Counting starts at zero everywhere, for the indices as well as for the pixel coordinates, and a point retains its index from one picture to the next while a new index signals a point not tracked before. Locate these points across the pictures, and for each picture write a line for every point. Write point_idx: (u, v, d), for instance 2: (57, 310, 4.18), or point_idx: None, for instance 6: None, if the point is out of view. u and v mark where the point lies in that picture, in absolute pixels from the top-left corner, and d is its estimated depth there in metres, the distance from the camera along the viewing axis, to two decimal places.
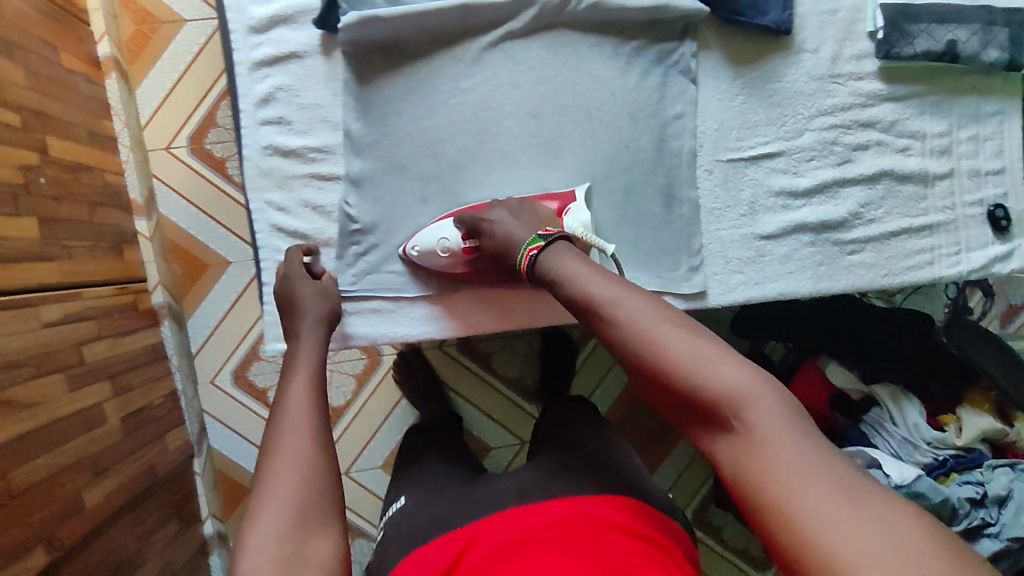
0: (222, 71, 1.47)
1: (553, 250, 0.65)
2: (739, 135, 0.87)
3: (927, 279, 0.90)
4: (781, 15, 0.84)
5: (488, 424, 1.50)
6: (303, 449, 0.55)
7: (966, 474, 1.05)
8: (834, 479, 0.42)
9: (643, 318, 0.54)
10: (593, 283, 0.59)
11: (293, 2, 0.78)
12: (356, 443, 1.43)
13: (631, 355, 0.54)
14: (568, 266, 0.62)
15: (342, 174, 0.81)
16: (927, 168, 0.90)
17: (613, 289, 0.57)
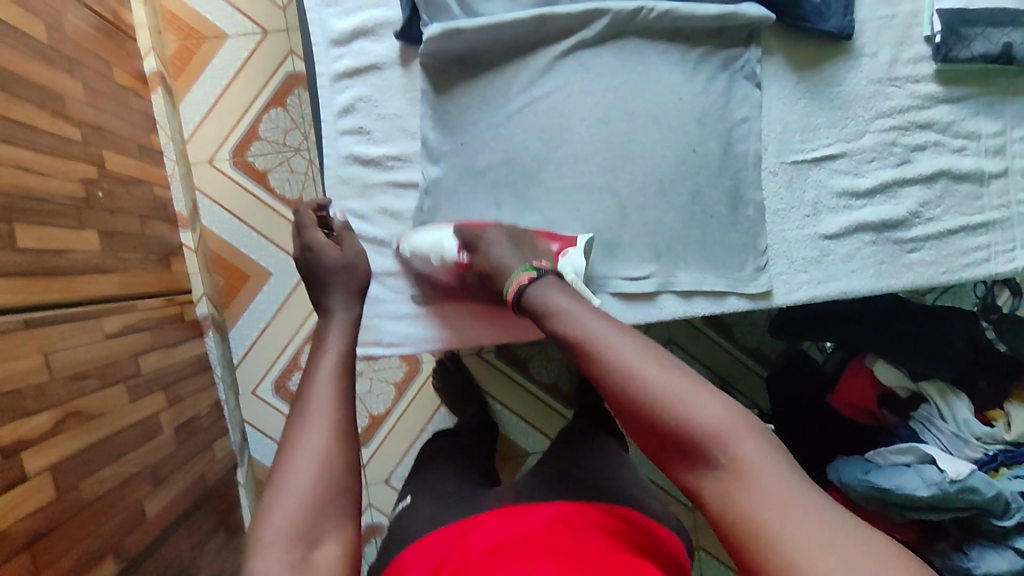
0: (264, 84, 1.49)
1: (535, 286, 0.65)
2: (802, 138, 0.89)
3: (984, 275, 0.93)
4: (843, 21, 0.86)
5: (526, 429, 1.51)
6: (319, 444, 0.54)
7: (1016, 469, 1.07)
8: (819, 518, 0.45)
9: (634, 356, 0.55)
10: (581, 320, 0.59)
11: (373, 14, 0.80)
12: (397, 451, 1.43)
13: (617, 392, 0.55)
14: (553, 300, 0.63)
15: (420, 182, 0.83)
16: (983, 167, 0.92)
17: (598, 325, 0.58)
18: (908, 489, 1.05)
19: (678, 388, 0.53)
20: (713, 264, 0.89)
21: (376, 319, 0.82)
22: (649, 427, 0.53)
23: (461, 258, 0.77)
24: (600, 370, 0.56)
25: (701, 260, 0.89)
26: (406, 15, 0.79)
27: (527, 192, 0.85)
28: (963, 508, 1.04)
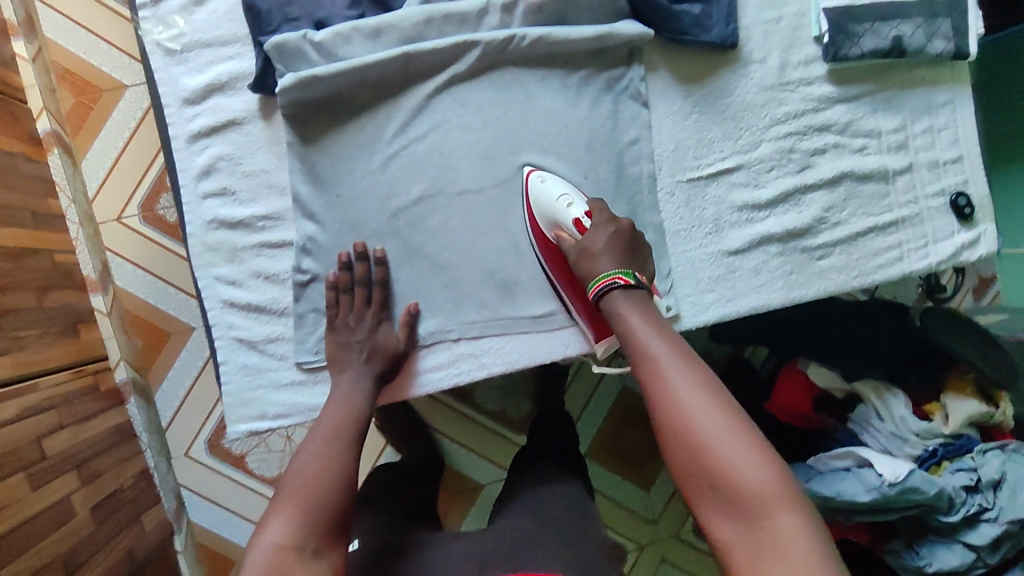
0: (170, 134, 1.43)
1: (623, 298, 0.69)
2: (696, 154, 0.86)
3: (897, 275, 0.91)
4: (726, 30, 0.83)
5: (477, 461, 1.46)
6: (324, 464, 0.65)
7: (957, 462, 1.06)
8: None
9: (701, 391, 0.59)
10: (660, 345, 0.64)
11: (226, 68, 0.75)
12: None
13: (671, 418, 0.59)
14: (634, 320, 0.67)
15: (294, 240, 0.78)
16: (886, 165, 0.90)
17: (671, 357, 0.63)
18: (851, 496, 1.03)
19: (735, 434, 0.57)
20: None
21: (261, 389, 0.78)
22: (690, 458, 0.57)
23: (581, 223, 0.77)
24: (665, 390, 0.60)
25: None
26: (260, 66, 0.74)
27: (414, 238, 0.80)
28: (907, 508, 1.02)
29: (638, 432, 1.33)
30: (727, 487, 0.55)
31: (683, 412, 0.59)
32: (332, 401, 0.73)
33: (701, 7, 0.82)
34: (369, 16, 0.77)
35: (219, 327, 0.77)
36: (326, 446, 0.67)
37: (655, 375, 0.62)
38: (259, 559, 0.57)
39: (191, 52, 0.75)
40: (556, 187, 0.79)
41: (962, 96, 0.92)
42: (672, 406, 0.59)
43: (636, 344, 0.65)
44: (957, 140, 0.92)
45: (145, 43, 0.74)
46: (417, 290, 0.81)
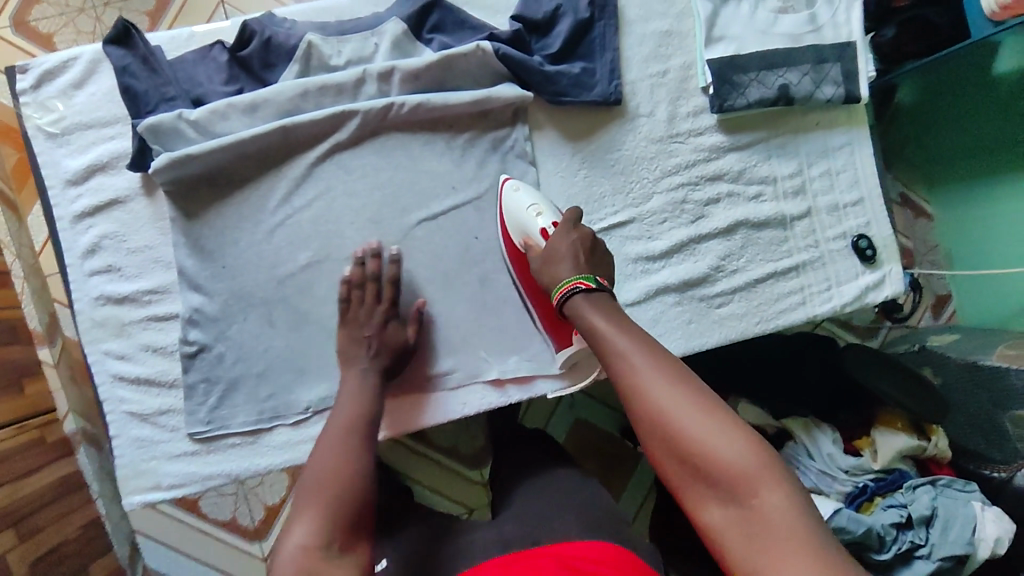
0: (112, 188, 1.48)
1: (585, 302, 0.66)
2: (588, 209, 0.86)
3: (802, 319, 0.90)
4: (608, 87, 0.84)
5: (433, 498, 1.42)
6: (339, 453, 0.63)
7: (888, 498, 1.03)
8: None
9: (675, 380, 0.55)
10: (623, 338, 0.60)
11: (107, 148, 0.77)
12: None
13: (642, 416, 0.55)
14: (597, 320, 0.64)
15: (180, 313, 0.79)
16: (783, 212, 0.90)
17: (634, 351, 0.58)
18: None
19: (717, 419, 0.52)
20: (512, 347, 0.85)
21: (154, 461, 0.79)
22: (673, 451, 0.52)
23: (546, 232, 0.77)
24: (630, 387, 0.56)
25: (498, 345, 0.85)
26: (135, 145, 0.75)
27: (302, 305, 0.81)
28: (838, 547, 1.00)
29: (591, 465, 1.32)
30: (716, 475, 0.50)
31: (658, 404, 0.54)
32: (340, 403, 0.71)
33: (581, 67, 0.84)
34: (246, 91, 0.79)
35: (109, 401, 0.78)
36: (339, 444, 0.64)
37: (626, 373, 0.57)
38: (286, 561, 0.54)
39: (72, 134, 0.77)
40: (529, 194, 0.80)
41: (859, 138, 0.91)
42: (643, 400, 0.55)
43: (602, 344, 0.61)
44: (857, 183, 0.91)
45: (27, 127, 0.76)
46: (305, 358, 0.81)
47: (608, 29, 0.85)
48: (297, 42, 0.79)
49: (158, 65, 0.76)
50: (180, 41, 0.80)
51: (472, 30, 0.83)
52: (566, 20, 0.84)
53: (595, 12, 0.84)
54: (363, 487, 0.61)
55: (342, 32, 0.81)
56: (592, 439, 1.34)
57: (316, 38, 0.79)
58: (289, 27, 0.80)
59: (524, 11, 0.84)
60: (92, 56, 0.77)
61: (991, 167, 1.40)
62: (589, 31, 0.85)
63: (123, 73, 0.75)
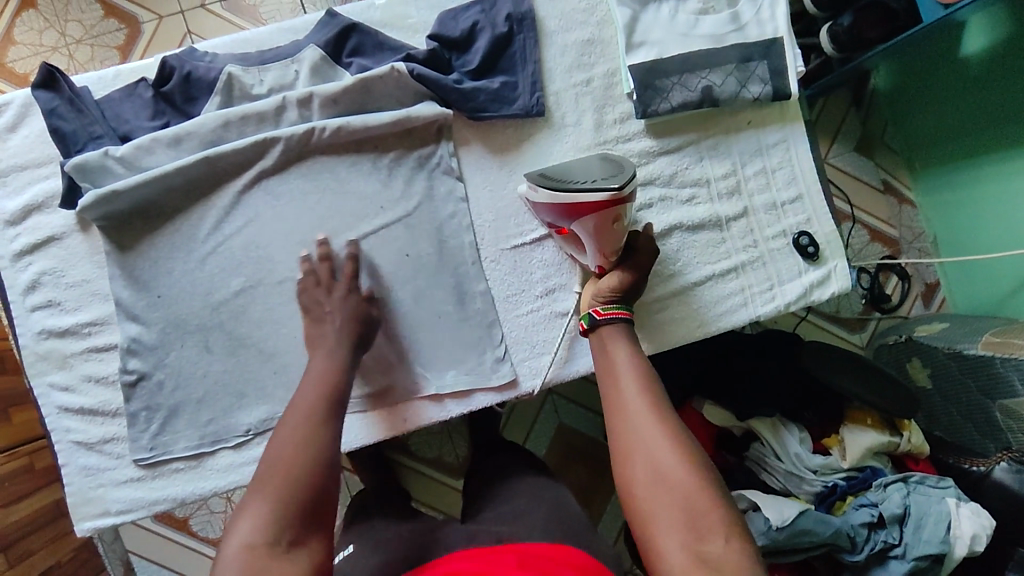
0: None
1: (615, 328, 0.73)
2: (517, 221, 0.87)
3: (742, 321, 0.89)
4: (530, 100, 0.85)
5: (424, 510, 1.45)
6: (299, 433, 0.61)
7: (860, 497, 1.03)
8: None
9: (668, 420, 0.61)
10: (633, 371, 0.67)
11: (42, 187, 0.80)
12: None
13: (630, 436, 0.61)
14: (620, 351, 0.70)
15: (118, 342, 0.81)
16: (718, 213, 0.89)
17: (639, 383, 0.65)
18: None
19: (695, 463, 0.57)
20: (449, 361, 0.86)
21: (102, 488, 0.80)
22: (653, 481, 0.57)
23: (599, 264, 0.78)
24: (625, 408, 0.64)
25: (434, 362, 0.85)
26: (64, 183, 0.78)
27: (237, 330, 0.82)
28: (812, 548, 1.00)
29: (575, 472, 1.32)
30: (684, 510, 0.54)
31: (646, 435, 0.60)
32: (306, 380, 0.67)
33: (501, 81, 0.85)
34: (172, 124, 0.81)
35: (56, 431, 0.80)
36: (307, 423, 0.62)
37: (629, 407, 0.63)
38: (231, 557, 0.51)
39: (8, 176, 0.80)
40: (617, 238, 0.68)
41: (794, 134, 0.90)
42: (638, 432, 0.61)
43: (612, 375, 0.68)
44: (794, 179, 0.90)
45: None
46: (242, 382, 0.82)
47: (528, 42, 0.86)
48: (217, 75, 0.81)
49: (84, 105, 0.79)
50: (106, 80, 0.82)
51: (390, 51, 0.84)
52: (483, 36, 0.85)
53: (513, 26, 0.85)
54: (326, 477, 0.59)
55: (263, 61, 0.83)
56: (574, 446, 1.33)
57: (236, 69, 0.81)
58: (208, 60, 0.82)
59: (441, 30, 0.85)
60: (23, 101, 0.80)
61: (964, 150, 1.35)
62: (508, 45, 0.85)
63: (50, 115, 0.78)
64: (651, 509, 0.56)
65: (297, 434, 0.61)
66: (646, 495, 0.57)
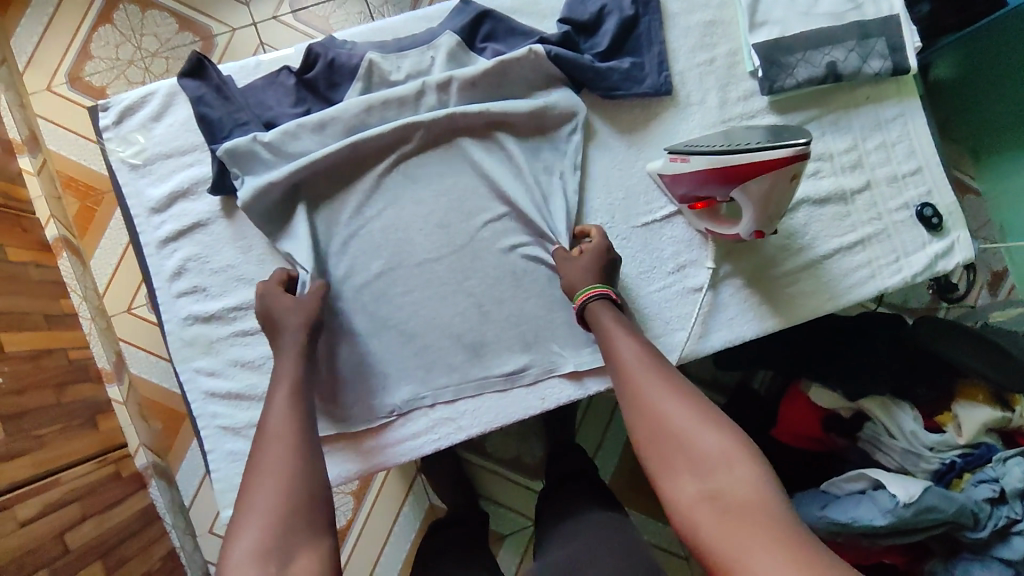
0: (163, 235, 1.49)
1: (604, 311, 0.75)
2: (647, 198, 0.88)
3: (872, 293, 0.89)
4: (659, 79, 0.87)
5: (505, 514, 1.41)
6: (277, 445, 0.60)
7: (979, 474, 1.01)
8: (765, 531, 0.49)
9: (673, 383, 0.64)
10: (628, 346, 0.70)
11: (187, 174, 0.81)
12: (369, 554, 1.42)
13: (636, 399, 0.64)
14: (614, 330, 0.73)
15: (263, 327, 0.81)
16: (843, 186, 0.90)
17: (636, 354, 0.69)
18: (867, 521, 1.00)
19: (696, 410, 0.60)
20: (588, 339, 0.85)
21: None
22: (655, 435, 0.60)
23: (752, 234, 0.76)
24: (631, 378, 0.67)
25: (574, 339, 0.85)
26: (213, 171, 0.79)
27: (380, 313, 0.82)
28: (933, 526, 0.98)
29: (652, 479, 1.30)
30: (689, 454, 0.57)
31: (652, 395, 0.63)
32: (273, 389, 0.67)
33: (630, 62, 0.87)
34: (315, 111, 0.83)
35: (202, 418, 0.80)
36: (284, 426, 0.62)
37: (629, 375, 0.67)
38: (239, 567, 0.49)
39: (153, 164, 0.81)
40: (787, 197, 0.69)
41: (912, 108, 0.91)
42: (642, 397, 0.64)
43: (612, 350, 0.71)
44: (914, 152, 0.91)
45: (110, 161, 0.80)
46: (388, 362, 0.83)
47: (653, 23, 0.88)
48: (359, 61, 0.83)
49: (231, 93, 0.80)
50: (248, 69, 0.84)
51: (523, 34, 0.86)
52: (611, 18, 0.86)
53: (639, 9, 0.87)
54: (310, 489, 0.57)
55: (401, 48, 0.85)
56: None
57: (376, 56, 0.83)
58: (349, 47, 0.83)
59: (570, 12, 0.87)
60: (167, 90, 0.82)
61: None
62: (634, 26, 0.87)
63: (198, 102, 0.79)
64: (659, 461, 0.59)
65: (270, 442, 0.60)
66: (656, 454, 0.60)
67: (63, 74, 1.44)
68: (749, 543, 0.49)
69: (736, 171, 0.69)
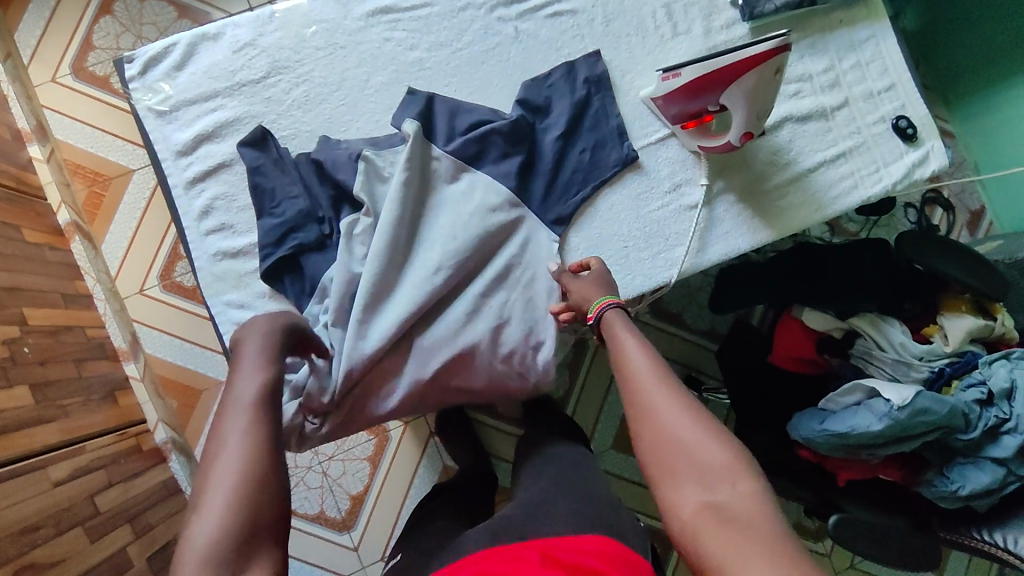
0: (169, 223, 1.48)
1: (620, 319, 0.76)
2: (642, 123, 0.94)
3: (856, 202, 0.95)
4: (623, 151, 0.92)
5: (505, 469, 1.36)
6: (242, 429, 0.54)
7: (966, 378, 1.09)
8: (768, 551, 0.50)
9: (678, 393, 0.65)
10: (638, 356, 0.70)
11: (211, 119, 0.86)
12: (385, 522, 1.33)
13: (640, 408, 0.66)
14: (627, 339, 0.73)
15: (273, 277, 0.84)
16: (823, 104, 0.96)
17: (644, 363, 0.69)
18: (864, 428, 1.06)
19: (698, 420, 0.62)
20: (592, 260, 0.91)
21: None
22: (658, 444, 0.62)
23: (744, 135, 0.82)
24: (638, 382, 0.68)
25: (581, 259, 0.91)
26: (264, 246, 0.84)
27: None
28: (928, 432, 1.05)
29: None
30: (692, 466, 0.59)
31: (658, 404, 0.65)
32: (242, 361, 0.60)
33: (593, 139, 0.92)
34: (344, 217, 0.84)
35: None
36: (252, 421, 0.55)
37: (635, 388, 0.68)
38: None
39: (178, 110, 0.85)
40: (770, 94, 0.75)
41: (882, 31, 0.98)
42: (647, 405, 0.65)
43: (620, 356, 0.72)
44: (887, 70, 0.98)
45: (138, 109, 0.85)
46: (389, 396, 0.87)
47: (606, 100, 0.92)
48: (356, 160, 0.84)
49: (288, 167, 0.85)
50: (263, 19, 0.88)
51: (472, 121, 0.89)
52: (563, 102, 0.91)
53: (591, 88, 0.92)
54: (278, 516, 0.51)
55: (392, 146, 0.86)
56: None
57: (370, 153, 0.84)
58: (346, 146, 0.85)
59: (526, 92, 0.91)
60: (188, 41, 0.86)
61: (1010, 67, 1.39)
62: (587, 107, 0.92)
63: (255, 172, 0.84)
64: (665, 473, 0.60)
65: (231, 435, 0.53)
66: (658, 462, 0.62)
67: (66, 65, 1.48)
68: (744, 552, 0.51)
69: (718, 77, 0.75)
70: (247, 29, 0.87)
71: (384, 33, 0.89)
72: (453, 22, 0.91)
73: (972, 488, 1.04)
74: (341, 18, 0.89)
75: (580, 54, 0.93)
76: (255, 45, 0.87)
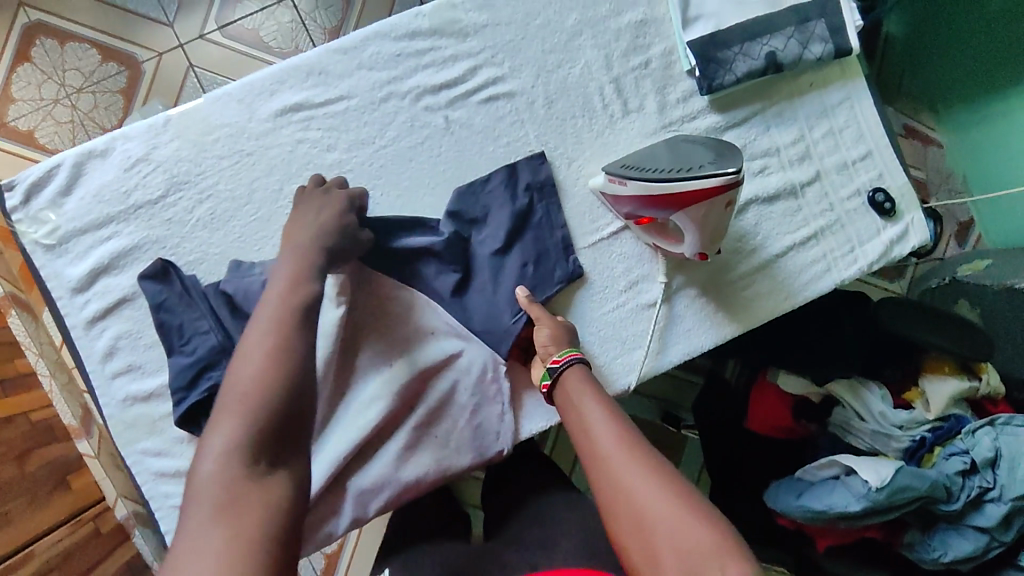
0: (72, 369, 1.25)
1: (576, 374, 0.68)
2: (593, 217, 0.85)
3: (829, 287, 0.87)
4: (567, 265, 0.83)
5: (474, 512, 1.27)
6: (263, 345, 0.55)
7: (949, 447, 1.01)
8: None
9: (649, 461, 0.57)
10: (598, 418, 0.62)
11: (106, 249, 0.77)
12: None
13: (607, 483, 0.57)
14: (585, 399, 0.65)
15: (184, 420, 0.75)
16: (792, 180, 0.87)
17: (604, 427, 0.61)
18: (841, 508, 0.99)
19: (676, 496, 0.54)
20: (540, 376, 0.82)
21: None
22: (637, 529, 0.54)
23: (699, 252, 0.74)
24: (599, 451, 0.59)
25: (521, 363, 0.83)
26: (174, 392, 0.75)
27: None
28: (906, 504, 0.97)
29: None
30: (677, 556, 0.51)
31: (626, 476, 0.56)
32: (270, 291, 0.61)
33: (534, 244, 0.82)
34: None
35: (155, 499, 0.77)
36: (269, 346, 0.55)
37: (598, 458, 0.59)
38: (204, 497, 0.47)
39: (69, 242, 0.76)
40: (726, 222, 0.68)
41: (857, 91, 0.88)
42: (614, 478, 0.57)
43: (578, 420, 0.63)
44: (863, 136, 0.88)
45: (23, 243, 0.76)
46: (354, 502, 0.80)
47: (551, 209, 0.83)
48: None
49: (194, 297, 0.76)
50: (156, 127, 0.77)
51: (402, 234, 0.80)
52: (503, 212, 0.82)
53: (534, 195, 0.83)
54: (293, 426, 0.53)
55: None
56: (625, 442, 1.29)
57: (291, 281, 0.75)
58: (258, 272, 0.77)
59: (457, 196, 0.81)
60: (73, 160, 0.76)
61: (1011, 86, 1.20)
62: (529, 217, 0.83)
63: (159, 309, 0.75)
64: (647, 557, 0.53)
65: (250, 349, 0.55)
66: (640, 550, 0.53)
67: None
68: None
69: (672, 199, 0.67)
70: (138, 143, 0.77)
71: (295, 135, 0.79)
72: (373, 116, 0.80)
73: (956, 558, 0.96)
74: (246, 121, 0.78)
75: (523, 155, 0.83)
76: (149, 160, 0.77)
